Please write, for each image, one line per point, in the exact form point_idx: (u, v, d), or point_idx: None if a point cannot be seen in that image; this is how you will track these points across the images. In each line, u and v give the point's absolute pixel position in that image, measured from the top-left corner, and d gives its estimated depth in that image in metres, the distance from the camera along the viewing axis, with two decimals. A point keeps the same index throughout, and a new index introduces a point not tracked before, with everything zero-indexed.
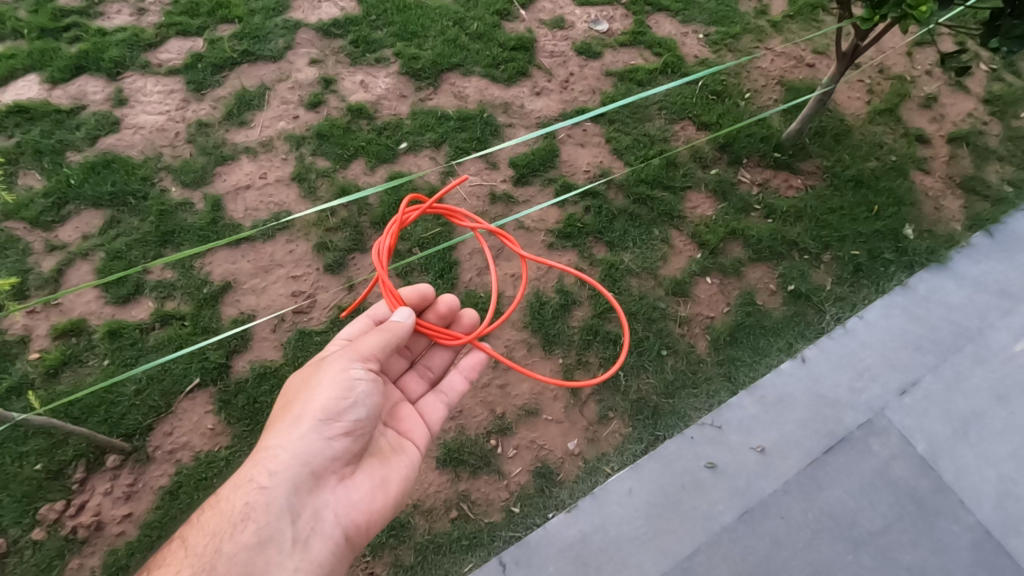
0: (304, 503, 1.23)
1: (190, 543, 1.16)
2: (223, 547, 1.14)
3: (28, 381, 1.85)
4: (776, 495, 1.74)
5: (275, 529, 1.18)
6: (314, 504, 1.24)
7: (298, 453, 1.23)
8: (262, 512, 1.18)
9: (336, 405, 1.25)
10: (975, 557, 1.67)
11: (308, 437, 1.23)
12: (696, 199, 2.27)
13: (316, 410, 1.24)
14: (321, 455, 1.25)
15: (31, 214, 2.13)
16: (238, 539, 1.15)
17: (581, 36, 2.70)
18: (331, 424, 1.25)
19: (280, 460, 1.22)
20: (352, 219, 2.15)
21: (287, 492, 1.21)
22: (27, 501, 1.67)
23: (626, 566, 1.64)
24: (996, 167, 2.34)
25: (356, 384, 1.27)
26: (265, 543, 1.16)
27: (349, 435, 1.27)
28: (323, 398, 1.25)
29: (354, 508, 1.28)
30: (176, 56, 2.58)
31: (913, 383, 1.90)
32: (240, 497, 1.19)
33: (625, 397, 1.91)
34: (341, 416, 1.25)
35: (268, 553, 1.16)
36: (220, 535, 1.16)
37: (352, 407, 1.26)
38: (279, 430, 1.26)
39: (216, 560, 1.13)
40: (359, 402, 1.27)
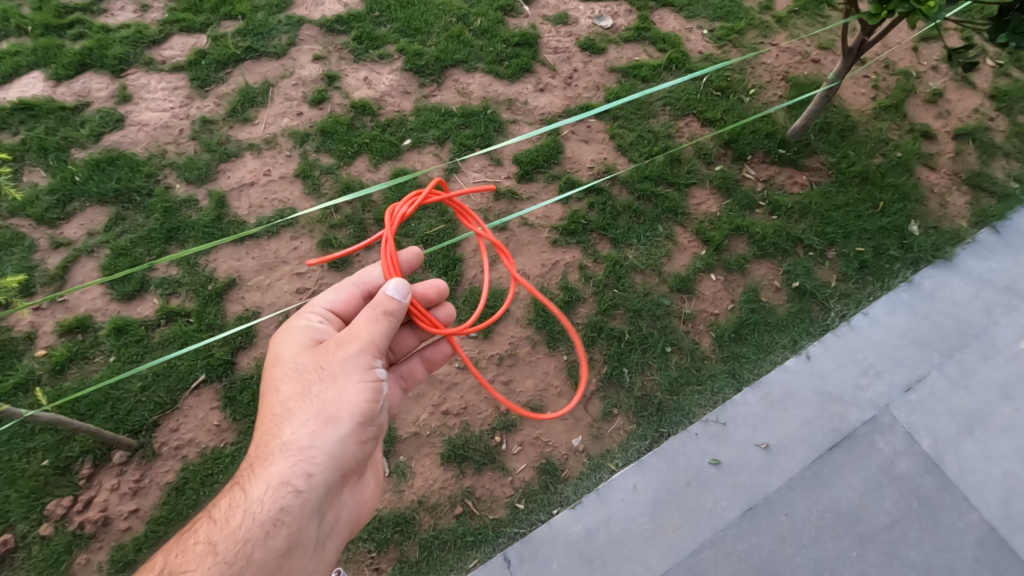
0: (329, 503, 1.21)
1: (219, 548, 1.08)
2: (255, 556, 1.09)
3: (35, 377, 1.85)
4: (781, 492, 1.74)
5: (304, 533, 1.15)
6: (334, 503, 1.23)
7: (334, 457, 1.15)
8: (295, 518, 1.13)
9: (373, 407, 1.18)
10: (980, 554, 1.67)
11: (345, 440, 1.16)
12: (701, 195, 2.27)
13: (355, 414, 1.16)
14: (354, 457, 1.19)
15: (36, 211, 2.13)
16: (271, 547, 1.11)
17: (585, 32, 2.69)
18: (366, 428, 1.18)
19: (315, 463, 1.14)
20: (356, 216, 2.15)
21: (320, 495, 1.16)
22: (34, 497, 1.68)
23: (631, 562, 1.65)
24: (1002, 163, 2.33)
25: (389, 386, 1.21)
26: (295, 546, 1.14)
27: (378, 436, 1.23)
28: (361, 400, 1.17)
29: (359, 502, 1.31)
30: (179, 52, 2.58)
31: (918, 380, 1.90)
32: (272, 502, 1.11)
33: (629, 393, 1.91)
34: (375, 420, 1.20)
35: (296, 557, 1.15)
36: (250, 544, 1.09)
37: (385, 410, 1.21)
38: (306, 426, 1.15)
39: (247, 567, 1.08)
40: (391, 406, 1.23)
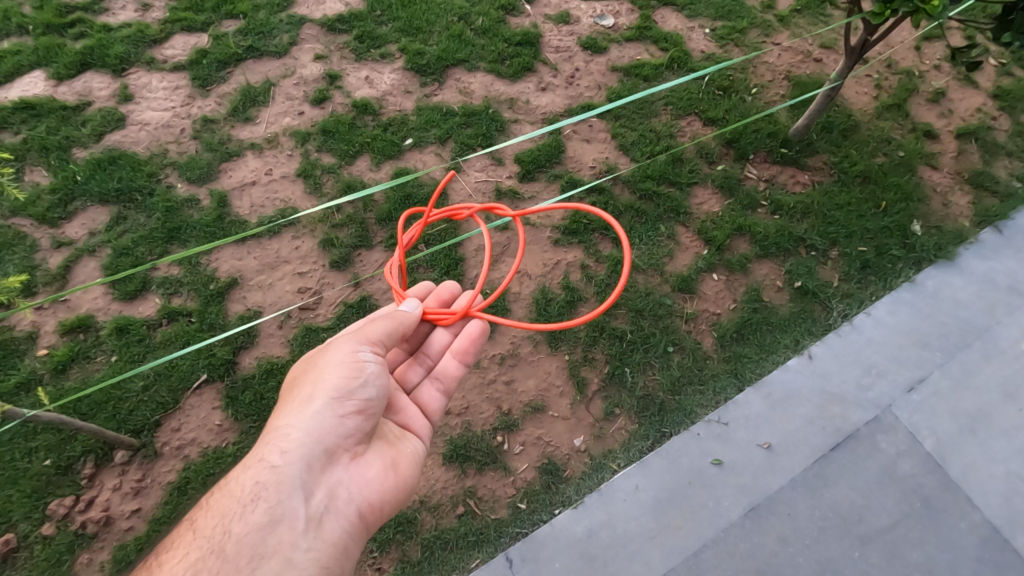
0: (317, 483, 1.18)
1: (199, 525, 1.12)
2: (232, 528, 1.09)
3: (37, 376, 1.85)
4: (783, 492, 1.74)
5: (287, 508, 1.13)
6: (326, 483, 1.19)
7: (309, 432, 1.19)
8: (275, 492, 1.14)
9: (346, 383, 1.23)
10: (983, 555, 1.66)
11: (320, 415, 1.21)
12: (703, 194, 2.26)
13: (327, 388, 1.22)
14: (334, 433, 1.21)
15: (38, 211, 2.13)
16: (249, 519, 1.10)
17: (586, 31, 2.69)
18: (342, 402, 1.22)
19: (291, 438, 1.19)
20: (357, 216, 2.14)
21: (300, 470, 1.17)
22: (36, 497, 1.68)
23: (633, 561, 1.65)
24: (1005, 162, 2.32)
25: (366, 363, 1.26)
26: (278, 522, 1.11)
27: (361, 413, 1.24)
28: (333, 377, 1.23)
29: (368, 487, 1.24)
30: (180, 52, 2.58)
31: (921, 380, 1.89)
32: (250, 477, 1.15)
33: (631, 393, 1.91)
34: (352, 395, 1.23)
35: (281, 533, 1.10)
36: (228, 516, 1.10)
37: (363, 384, 1.24)
38: (286, 411, 1.23)
39: (223, 541, 1.07)
40: (369, 380, 1.25)
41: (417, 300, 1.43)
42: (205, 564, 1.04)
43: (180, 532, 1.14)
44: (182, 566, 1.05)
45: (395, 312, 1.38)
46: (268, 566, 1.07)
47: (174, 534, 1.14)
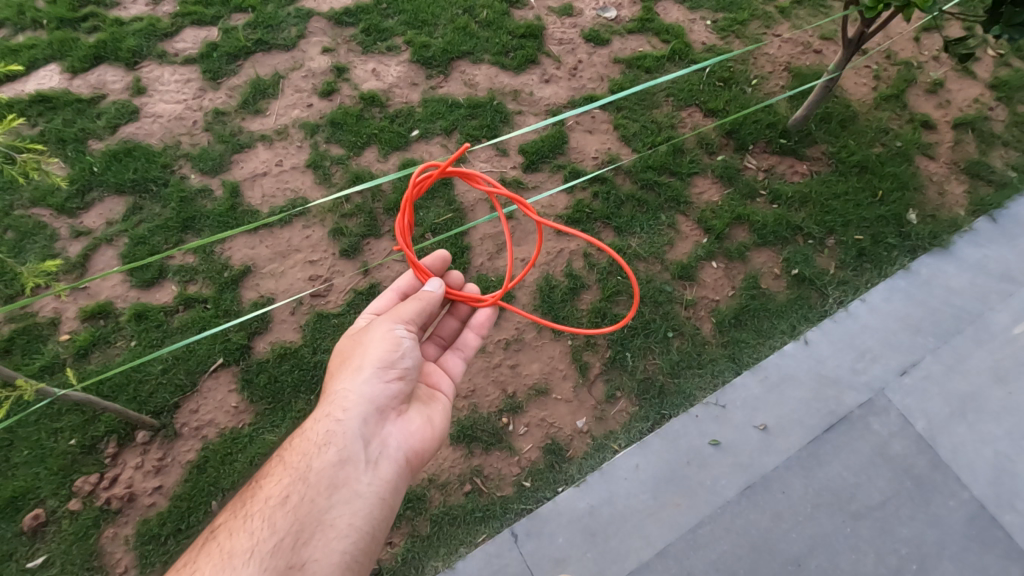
0: (373, 433, 1.29)
1: (283, 460, 1.23)
2: (312, 463, 1.21)
3: (60, 360, 1.93)
4: (777, 471, 1.81)
5: (352, 451, 1.24)
6: (380, 433, 1.30)
7: (363, 392, 1.29)
8: (341, 437, 1.24)
9: (389, 353, 1.33)
10: (970, 530, 1.73)
11: (369, 379, 1.30)
12: (703, 184, 2.32)
13: (373, 358, 1.32)
14: (383, 394, 1.31)
15: (56, 201, 2.20)
16: (324, 457, 1.21)
17: (589, 23, 2.73)
18: (387, 370, 1.32)
19: (349, 397, 1.28)
20: (365, 206, 2.20)
21: (359, 423, 1.27)
22: (63, 474, 1.76)
23: (633, 537, 1.72)
24: (1001, 152, 2.36)
25: (403, 340, 1.35)
26: (346, 462, 1.22)
27: (403, 378, 1.34)
28: (378, 349, 1.33)
29: (414, 438, 1.35)
30: (191, 45, 2.63)
31: (913, 364, 1.95)
32: (320, 426, 1.26)
33: (632, 376, 1.97)
34: (395, 363, 1.33)
35: (349, 470, 1.22)
36: (307, 454, 1.22)
37: (403, 355, 1.34)
38: (341, 375, 1.33)
39: (307, 471, 1.20)
40: (407, 352, 1.34)
41: (441, 281, 1.44)
42: (294, 490, 1.17)
43: (268, 465, 1.26)
44: (277, 488, 1.18)
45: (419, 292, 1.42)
46: (342, 496, 1.19)
47: (264, 468, 1.26)
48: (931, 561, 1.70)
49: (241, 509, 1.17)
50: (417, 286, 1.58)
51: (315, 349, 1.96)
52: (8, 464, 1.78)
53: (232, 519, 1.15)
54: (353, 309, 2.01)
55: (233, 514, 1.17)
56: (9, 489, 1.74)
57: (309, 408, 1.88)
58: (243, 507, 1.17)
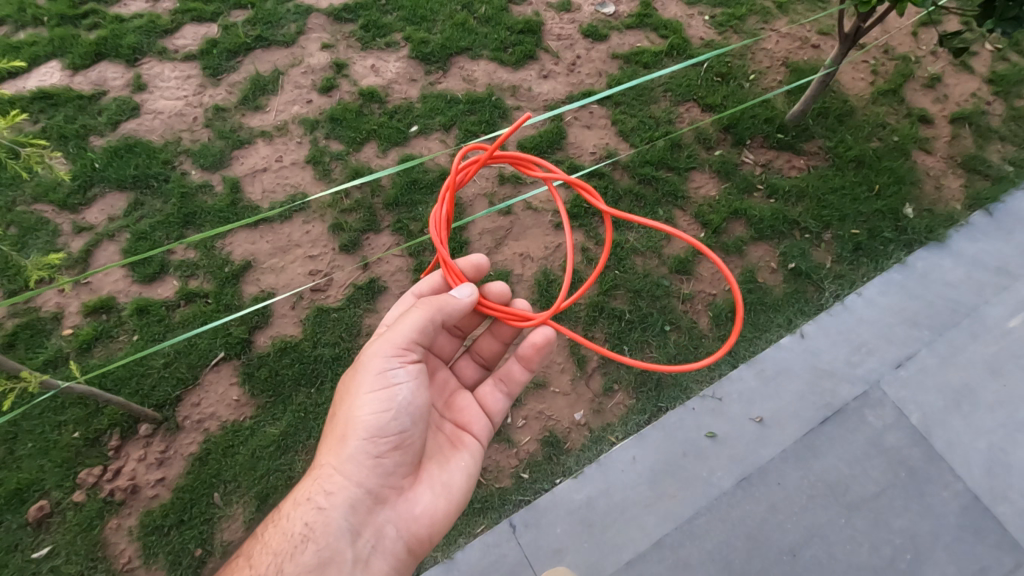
0: (364, 523, 1.27)
1: (254, 561, 1.21)
2: (285, 568, 1.18)
3: (63, 355, 1.95)
4: (773, 462, 1.83)
5: (335, 549, 1.22)
6: (371, 522, 1.28)
7: (351, 475, 1.27)
8: (323, 533, 1.23)
9: (378, 425, 1.27)
10: (964, 521, 1.75)
11: (356, 458, 1.27)
12: (700, 179, 2.33)
13: (360, 432, 1.27)
14: (373, 475, 1.28)
15: (58, 197, 2.21)
16: (300, 560, 1.19)
17: (587, 19, 2.74)
18: (377, 443, 1.27)
19: (334, 480, 1.27)
20: (365, 201, 2.22)
21: (345, 513, 1.25)
22: (67, 466, 1.79)
23: (630, 528, 1.74)
24: (997, 146, 2.37)
25: (396, 398, 1.28)
26: (327, 564, 1.21)
27: (396, 452, 1.30)
28: (367, 415, 1.27)
29: (415, 522, 1.33)
30: (191, 42, 2.64)
31: (909, 357, 1.97)
32: (302, 517, 1.25)
33: (629, 369, 1.98)
34: (386, 435, 1.28)
35: (330, 573, 1.20)
36: (281, 555, 1.20)
37: (395, 419, 1.28)
38: (329, 450, 1.30)
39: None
40: (399, 417, 1.28)
41: (472, 287, 1.35)
42: None
43: (236, 564, 1.23)
44: None
45: (441, 297, 1.33)
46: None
47: (233, 564, 1.24)
48: (924, 551, 1.72)
49: None
50: (440, 287, 1.53)
51: (315, 343, 1.97)
52: (11, 457, 1.80)
53: None
54: (353, 303, 2.03)
55: None
56: (14, 481, 1.76)
57: (309, 400, 1.90)
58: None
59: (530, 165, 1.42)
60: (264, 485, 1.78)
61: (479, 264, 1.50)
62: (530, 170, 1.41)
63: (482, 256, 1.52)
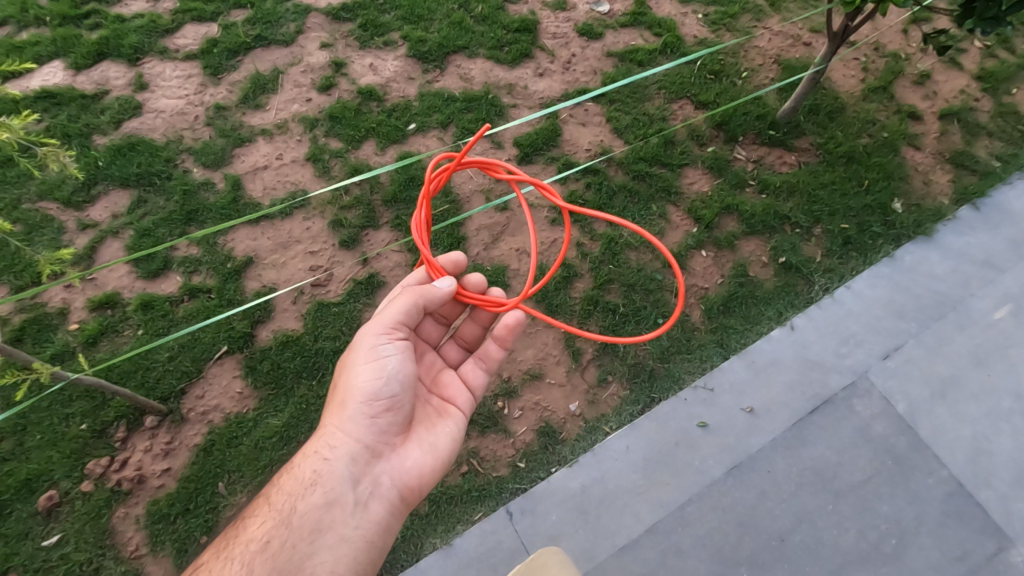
0: (363, 473, 1.32)
1: (271, 500, 1.30)
2: (297, 505, 1.27)
3: (70, 349, 2.00)
4: (762, 451, 1.88)
5: (338, 493, 1.29)
6: (370, 472, 1.33)
7: (350, 430, 1.33)
8: (328, 478, 1.30)
9: (373, 385, 1.33)
10: (948, 506, 1.80)
11: (355, 416, 1.33)
12: (693, 175, 2.37)
13: (358, 391, 1.33)
14: (371, 430, 1.34)
15: (63, 195, 2.26)
16: (309, 500, 1.27)
17: (583, 17, 2.77)
18: (372, 404, 1.33)
19: (336, 435, 1.33)
20: (364, 198, 2.26)
21: (346, 463, 1.31)
22: (75, 457, 1.83)
23: (623, 515, 1.79)
24: (985, 142, 2.42)
25: (388, 362, 1.35)
26: (332, 504, 1.28)
27: (390, 411, 1.36)
28: (362, 379, 1.34)
29: (408, 474, 1.37)
30: (192, 41, 2.68)
31: (896, 348, 2.02)
32: (309, 465, 1.32)
33: (623, 361, 2.03)
34: (379, 396, 1.34)
35: (335, 513, 1.27)
36: (293, 496, 1.28)
37: (387, 383, 1.34)
38: (332, 409, 1.37)
39: (291, 515, 1.26)
40: (392, 378, 1.34)
41: (451, 280, 1.41)
42: (276, 534, 1.23)
43: (255, 504, 1.32)
44: (260, 532, 1.25)
45: (424, 286, 1.40)
46: (326, 539, 1.24)
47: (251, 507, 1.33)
48: (909, 535, 1.77)
49: (223, 550, 1.23)
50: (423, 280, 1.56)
51: (316, 337, 2.02)
52: (21, 448, 1.85)
53: (212, 560, 1.22)
54: (353, 298, 2.08)
55: (215, 554, 1.24)
56: (23, 471, 1.81)
57: (310, 393, 1.94)
58: (225, 548, 1.24)
59: (496, 169, 1.48)
60: (267, 475, 1.83)
61: (457, 261, 1.52)
62: (496, 173, 1.47)
63: (461, 253, 1.55)
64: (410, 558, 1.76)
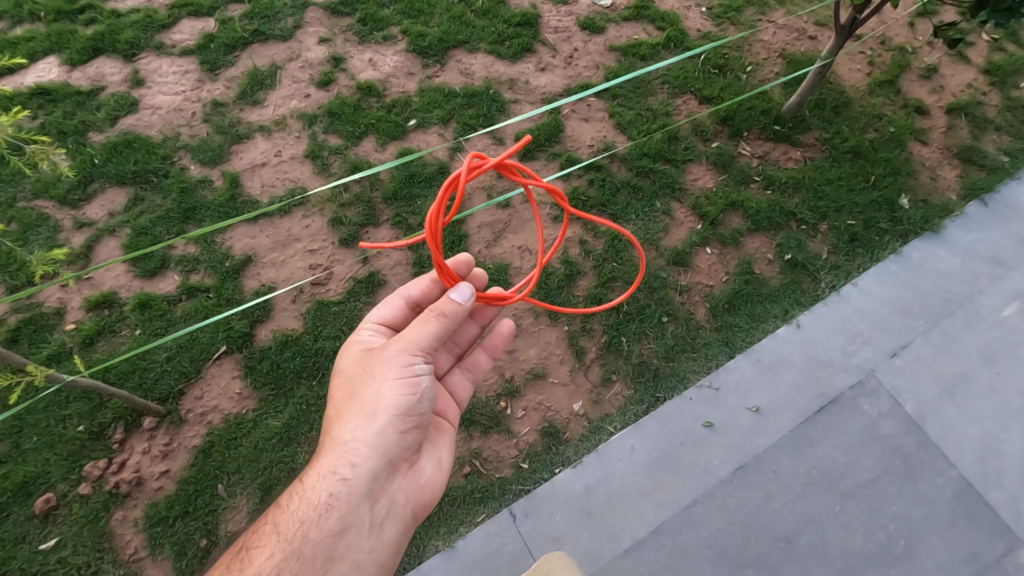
0: (381, 491, 1.29)
1: (280, 527, 1.22)
2: (312, 532, 1.20)
3: (67, 349, 1.97)
4: (769, 452, 1.85)
5: (356, 515, 1.24)
6: (387, 490, 1.30)
7: (374, 448, 1.27)
8: (347, 500, 1.24)
9: (405, 402, 1.29)
10: (957, 506, 1.78)
11: (382, 433, 1.28)
12: (697, 171, 2.34)
13: (388, 406, 1.28)
14: (394, 447, 1.30)
15: (58, 193, 2.23)
16: (325, 525, 1.21)
17: (584, 11, 2.73)
18: (400, 420, 1.29)
19: (359, 452, 1.26)
20: (364, 195, 2.23)
21: (367, 483, 1.26)
22: (73, 459, 1.81)
23: (628, 516, 1.77)
24: (993, 137, 2.38)
25: (422, 379, 1.32)
26: (349, 529, 1.23)
27: (417, 428, 1.32)
28: (392, 394, 1.29)
29: (420, 491, 1.37)
30: (188, 36, 2.64)
31: (904, 346, 1.99)
32: (324, 487, 1.24)
33: (627, 360, 2.00)
34: (410, 413, 1.30)
35: (351, 537, 1.23)
36: (307, 522, 1.21)
37: (419, 401, 1.31)
38: (349, 424, 1.29)
39: (306, 544, 1.19)
40: (425, 396, 1.31)
41: (469, 287, 1.31)
42: (289, 565, 1.17)
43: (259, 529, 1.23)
44: (271, 564, 1.17)
45: (442, 301, 1.30)
46: (341, 565, 1.21)
47: (255, 531, 1.25)
48: (917, 536, 1.75)
49: None
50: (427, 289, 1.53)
51: (316, 337, 1.99)
52: (18, 450, 1.83)
53: None
54: (353, 297, 2.05)
55: None
56: (20, 474, 1.79)
57: (310, 393, 1.91)
58: None
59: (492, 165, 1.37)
60: (267, 477, 1.81)
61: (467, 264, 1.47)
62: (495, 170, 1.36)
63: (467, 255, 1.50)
64: (411, 560, 1.74)
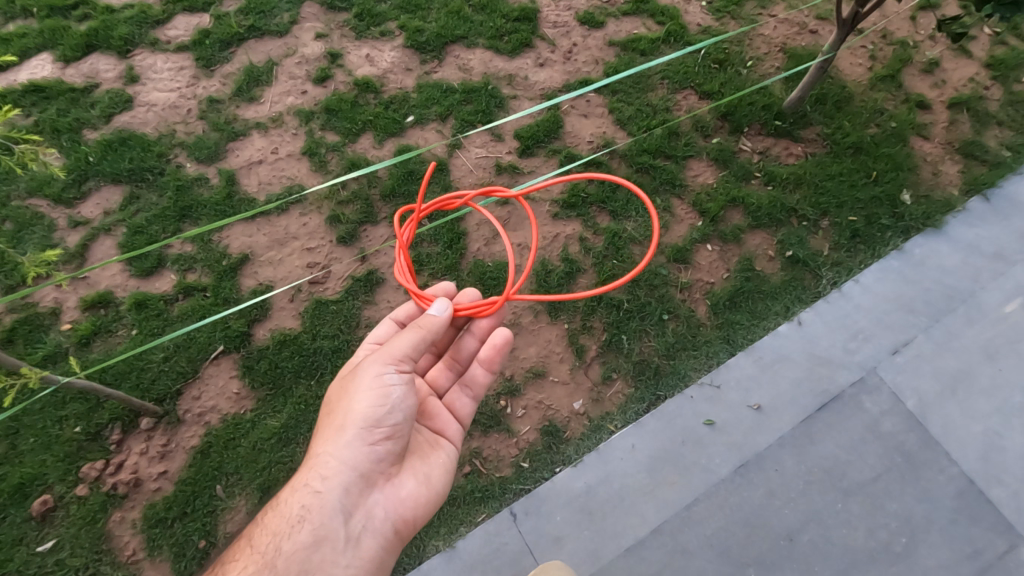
0: (356, 504, 1.28)
1: (255, 541, 1.24)
2: (284, 545, 1.21)
3: (62, 350, 1.95)
4: (771, 449, 1.84)
5: (329, 529, 1.24)
6: (364, 503, 1.29)
7: (346, 461, 1.27)
8: (319, 514, 1.24)
9: (374, 414, 1.29)
10: (959, 504, 1.77)
11: (352, 445, 1.28)
12: (698, 166, 2.32)
13: (357, 418, 1.28)
14: (367, 459, 1.29)
15: (53, 191, 2.20)
16: (296, 538, 1.21)
17: (584, 5, 2.71)
18: (372, 432, 1.29)
19: (330, 465, 1.27)
20: (362, 192, 2.21)
21: (339, 496, 1.26)
22: (70, 460, 1.80)
23: (629, 515, 1.76)
24: (995, 131, 2.37)
25: (393, 390, 1.30)
26: (321, 542, 1.22)
27: (390, 439, 1.31)
28: (361, 406, 1.29)
29: (402, 505, 1.34)
30: (183, 32, 2.61)
31: (906, 343, 1.98)
32: (297, 500, 1.26)
33: (628, 358, 1.99)
34: (380, 424, 1.29)
35: (324, 551, 1.22)
36: (280, 535, 1.22)
37: (391, 412, 1.30)
38: (324, 439, 1.31)
39: (277, 557, 1.20)
40: (395, 407, 1.30)
41: (446, 302, 1.36)
42: None
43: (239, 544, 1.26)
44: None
45: (424, 317, 1.36)
46: None
47: (237, 545, 1.28)
48: (919, 534, 1.74)
49: None
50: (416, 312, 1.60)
51: (315, 336, 1.98)
52: (14, 452, 1.81)
53: None
54: (350, 296, 2.03)
55: None
56: (17, 476, 1.78)
57: (309, 393, 1.90)
58: None
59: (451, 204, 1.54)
60: (265, 477, 1.79)
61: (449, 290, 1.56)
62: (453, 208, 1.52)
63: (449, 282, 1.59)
64: (411, 561, 1.73)
